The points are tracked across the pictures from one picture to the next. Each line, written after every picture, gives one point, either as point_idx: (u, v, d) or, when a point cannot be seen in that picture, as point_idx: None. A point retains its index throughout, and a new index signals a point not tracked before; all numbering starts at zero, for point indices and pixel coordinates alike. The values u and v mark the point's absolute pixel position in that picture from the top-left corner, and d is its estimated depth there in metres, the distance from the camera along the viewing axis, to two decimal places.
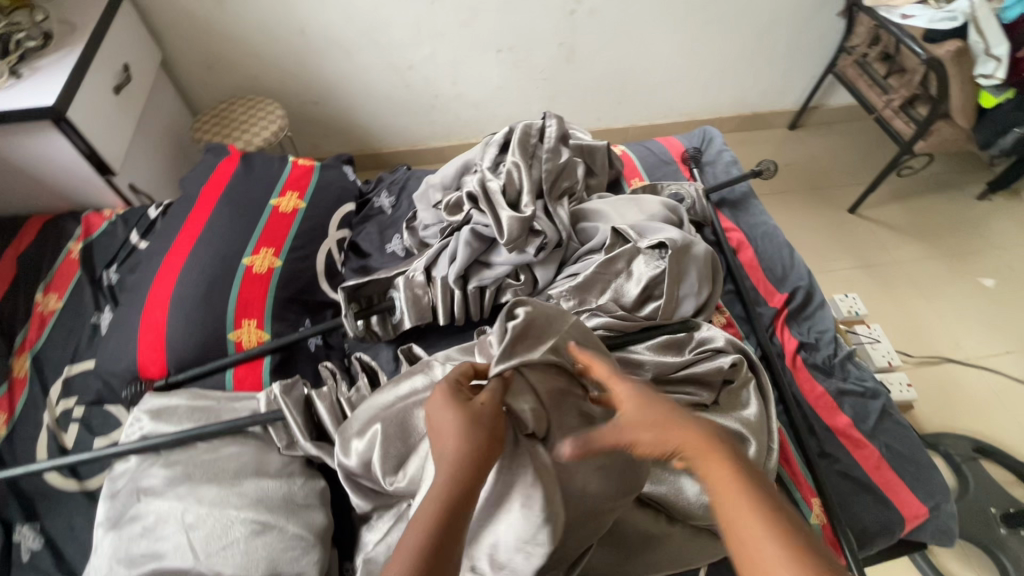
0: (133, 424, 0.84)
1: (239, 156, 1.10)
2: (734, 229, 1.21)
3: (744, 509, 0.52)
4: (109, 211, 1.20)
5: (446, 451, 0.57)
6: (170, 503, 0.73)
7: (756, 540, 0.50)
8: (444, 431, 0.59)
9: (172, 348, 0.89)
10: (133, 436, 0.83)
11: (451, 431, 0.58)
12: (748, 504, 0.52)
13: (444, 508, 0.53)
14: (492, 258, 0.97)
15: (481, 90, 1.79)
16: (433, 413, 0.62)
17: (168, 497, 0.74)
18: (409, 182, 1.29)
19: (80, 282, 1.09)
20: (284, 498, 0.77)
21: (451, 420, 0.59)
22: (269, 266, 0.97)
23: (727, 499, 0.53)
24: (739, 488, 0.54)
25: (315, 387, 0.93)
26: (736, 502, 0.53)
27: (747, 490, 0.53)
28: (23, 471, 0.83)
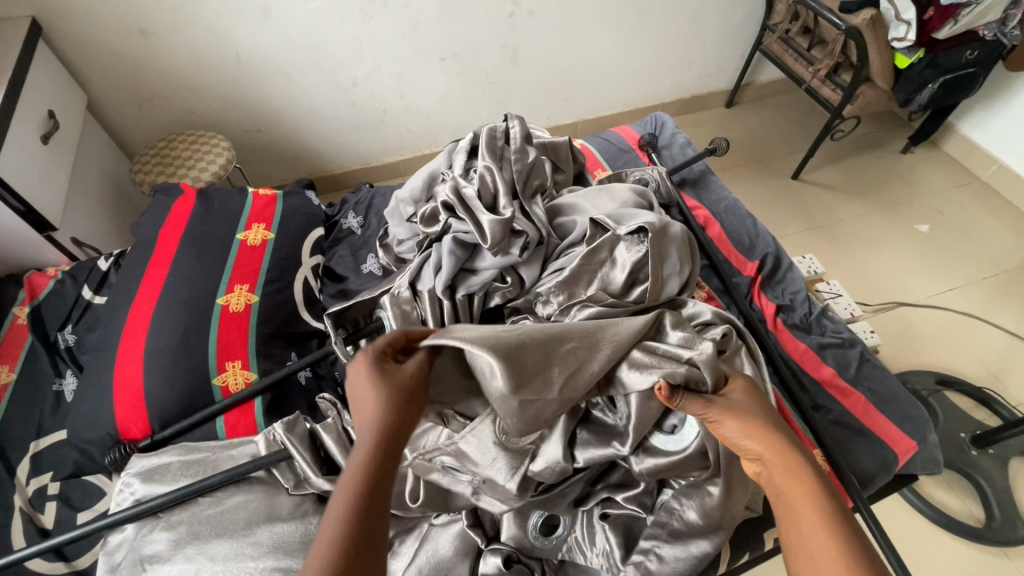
0: (122, 491, 0.78)
1: (195, 193, 1.05)
2: (699, 206, 1.26)
3: (815, 527, 0.50)
4: (53, 269, 1.12)
5: (367, 419, 0.52)
6: (181, 566, 0.69)
7: (821, 552, 0.48)
8: (369, 396, 0.54)
9: (153, 404, 0.83)
10: (124, 504, 0.77)
11: (374, 397, 0.54)
12: (821, 522, 0.49)
13: (365, 480, 0.48)
14: (477, 264, 0.96)
15: (430, 100, 1.78)
16: (354, 383, 0.57)
17: (178, 560, 0.69)
18: (375, 200, 1.27)
19: (33, 349, 1.00)
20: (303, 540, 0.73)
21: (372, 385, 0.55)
22: (246, 303, 0.93)
23: (801, 511, 0.51)
24: (815, 503, 0.51)
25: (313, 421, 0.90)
26: (809, 517, 0.50)
27: (835, 521, 0.50)
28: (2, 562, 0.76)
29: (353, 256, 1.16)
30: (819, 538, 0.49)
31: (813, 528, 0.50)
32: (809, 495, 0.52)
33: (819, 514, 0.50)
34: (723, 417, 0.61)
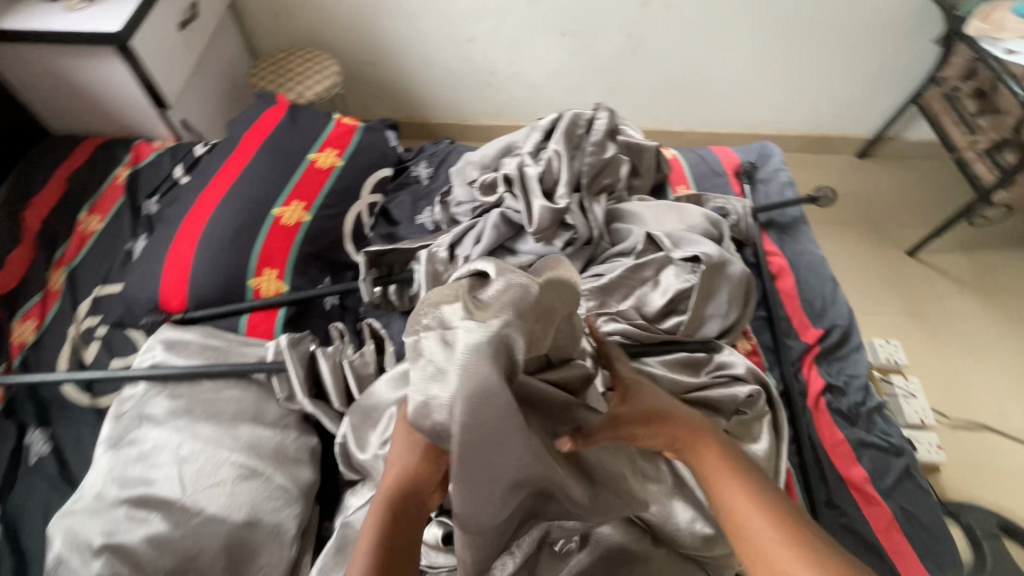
0: (147, 352, 0.86)
1: (287, 106, 1.10)
2: (778, 253, 1.14)
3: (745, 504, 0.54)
4: (159, 143, 1.24)
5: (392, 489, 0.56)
6: (168, 434, 0.76)
7: (746, 507, 0.54)
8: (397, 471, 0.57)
9: (194, 285, 0.91)
10: (144, 364, 0.85)
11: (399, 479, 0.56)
12: (748, 497, 0.55)
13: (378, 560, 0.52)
14: (518, 246, 0.94)
15: (540, 73, 1.75)
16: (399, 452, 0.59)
17: (168, 428, 0.77)
18: (449, 156, 1.28)
19: (122, 208, 1.12)
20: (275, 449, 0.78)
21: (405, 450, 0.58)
22: (297, 220, 0.97)
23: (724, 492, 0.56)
24: (730, 468, 0.58)
25: (323, 346, 0.94)
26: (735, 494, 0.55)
27: (749, 479, 0.57)
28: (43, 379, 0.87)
29: (412, 204, 1.19)
30: (756, 514, 0.53)
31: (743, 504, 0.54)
32: (727, 473, 0.58)
33: (742, 490, 0.56)
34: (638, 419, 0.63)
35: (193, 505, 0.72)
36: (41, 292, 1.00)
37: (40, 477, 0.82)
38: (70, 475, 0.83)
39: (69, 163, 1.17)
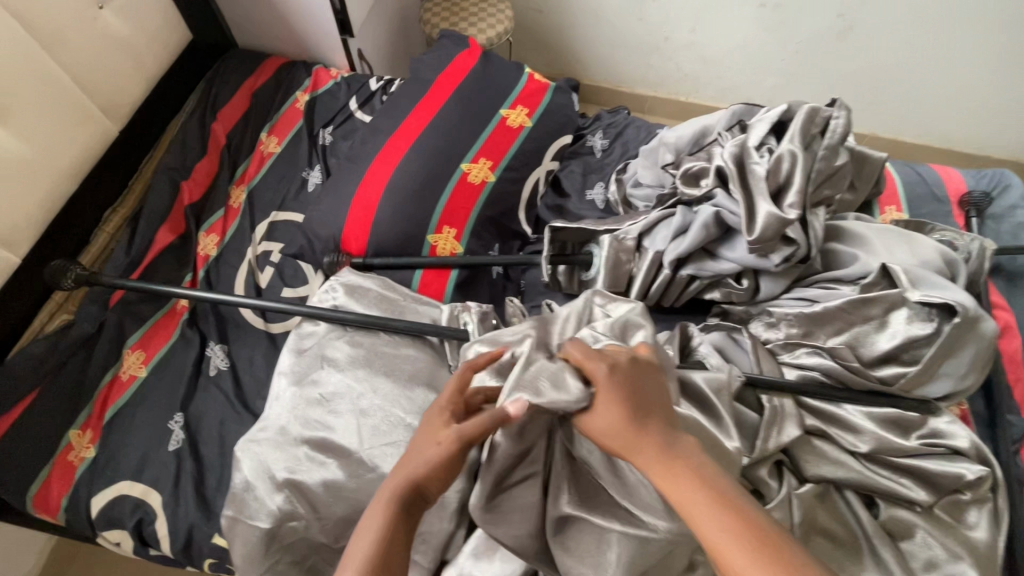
0: (328, 292, 0.85)
1: (480, 51, 1.02)
2: (1004, 308, 0.97)
3: (700, 508, 0.48)
4: (336, 71, 1.21)
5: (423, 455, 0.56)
6: (349, 382, 0.75)
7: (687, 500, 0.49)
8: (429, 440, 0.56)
9: (378, 231, 0.88)
10: (325, 304, 0.84)
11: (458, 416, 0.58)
12: (708, 499, 0.48)
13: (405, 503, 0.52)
14: (722, 250, 0.84)
15: (720, 45, 1.56)
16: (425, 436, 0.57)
17: (348, 375, 0.76)
18: (628, 129, 1.17)
19: (300, 133, 1.12)
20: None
21: (447, 412, 0.58)
22: (483, 179, 0.91)
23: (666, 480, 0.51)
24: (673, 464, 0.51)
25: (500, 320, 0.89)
26: (686, 489, 0.50)
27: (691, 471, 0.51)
28: (224, 300, 0.88)
29: (582, 176, 1.11)
30: (721, 517, 0.47)
31: (699, 499, 0.49)
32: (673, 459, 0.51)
33: (695, 487, 0.49)
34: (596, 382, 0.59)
35: (369, 461, 0.70)
36: (223, 207, 1.02)
37: (218, 392, 0.85)
38: (243, 395, 0.86)
39: (253, 80, 1.17)
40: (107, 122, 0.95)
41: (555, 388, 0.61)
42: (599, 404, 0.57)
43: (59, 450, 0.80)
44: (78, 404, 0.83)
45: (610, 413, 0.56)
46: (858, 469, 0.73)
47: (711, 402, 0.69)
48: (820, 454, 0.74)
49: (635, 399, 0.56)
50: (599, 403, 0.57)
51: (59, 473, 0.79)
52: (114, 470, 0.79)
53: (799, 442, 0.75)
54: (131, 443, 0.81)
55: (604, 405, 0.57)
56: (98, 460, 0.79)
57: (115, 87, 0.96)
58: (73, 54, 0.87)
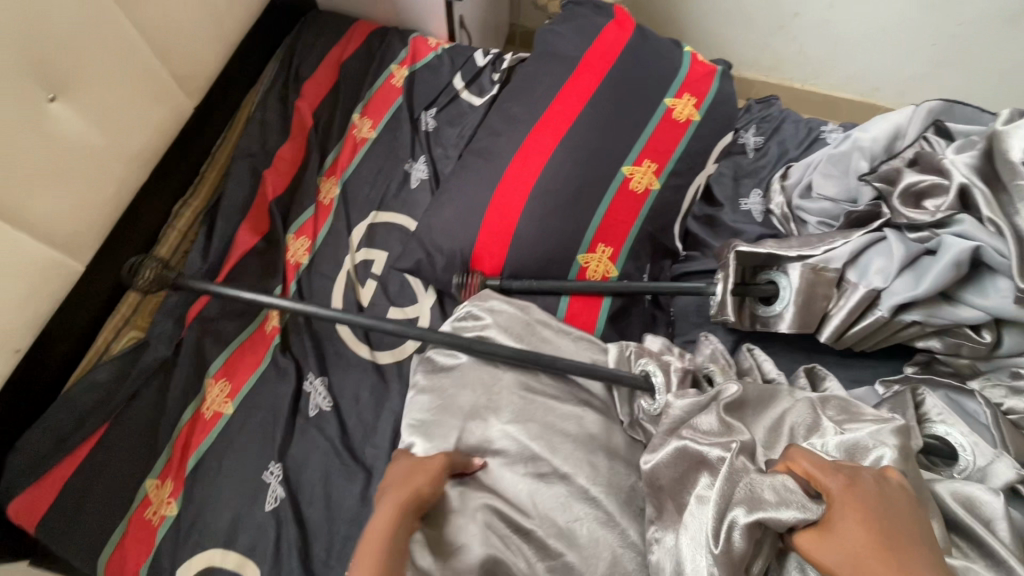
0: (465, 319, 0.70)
1: (632, 23, 0.82)
2: None
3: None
4: (436, 41, 1.02)
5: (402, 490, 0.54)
6: (515, 437, 0.60)
7: None
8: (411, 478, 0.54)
9: (520, 247, 0.72)
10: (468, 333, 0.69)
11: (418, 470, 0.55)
12: None
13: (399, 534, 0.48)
14: (963, 295, 0.67)
15: (860, 26, 1.34)
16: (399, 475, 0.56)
17: (512, 429, 0.61)
18: (786, 124, 0.97)
19: (398, 114, 0.94)
20: (621, 499, 0.57)
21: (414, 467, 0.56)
22: (646, 188, 0.74)
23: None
24: None
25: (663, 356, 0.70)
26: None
27: None
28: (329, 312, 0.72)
29: (733, 181, 0.93)
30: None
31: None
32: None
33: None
34: (832, 497, 0.44)
35: (549, 545, 0.55)
36: (313, 204, 0.86)
37: (322, 438, 0.70)
38: (349, 441, 0.70)
39: (341, 49, 0.99)
40: (183, 97, 0.79)
41: (775, 494, 0.47)
42: (838, 528, 0.42)
43: (135, 504, 0.66)
44: (155, 447, 0.68)
45: (855, 542, 0.41)
46: None
47: (981, 536, 0.51)
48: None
49: (889, 530, 0.41)
50: (838, 525, 0.42)
51: (136, 530, 0.65)
52: (201, 533, 0.65)
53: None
54: (220, 499, 0.66)
55: (843, 531, 0.42)
56: (182, 519, 0.66)
57: (194, 53, 0.79)
58: (148, 10, 0.70)
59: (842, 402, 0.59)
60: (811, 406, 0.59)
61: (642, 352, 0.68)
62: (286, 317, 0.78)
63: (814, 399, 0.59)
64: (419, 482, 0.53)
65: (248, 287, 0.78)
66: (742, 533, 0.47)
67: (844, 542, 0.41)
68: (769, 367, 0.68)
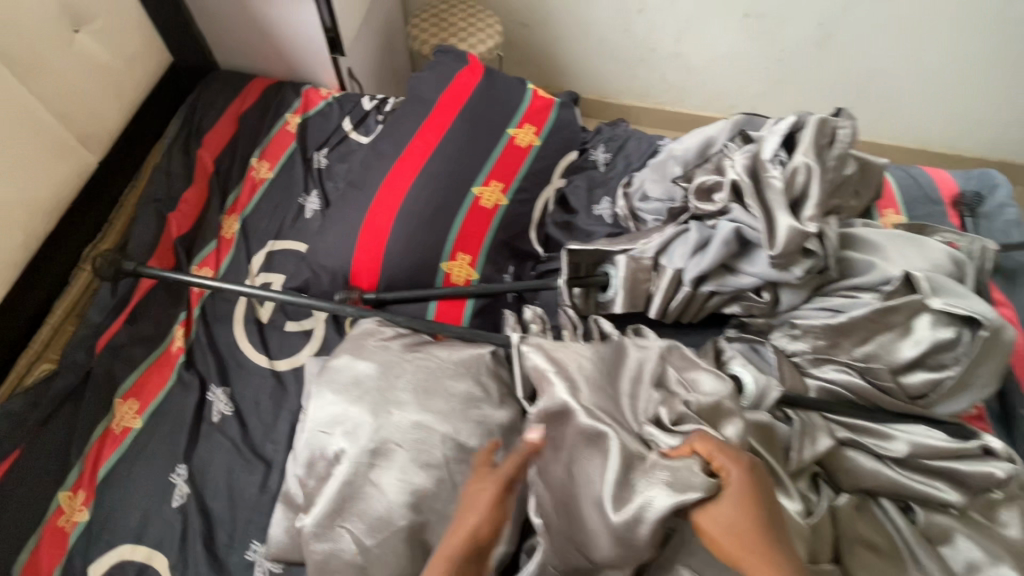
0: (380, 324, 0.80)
1: (481, 68, 0.99)
2: (1007, 304, 1.00)
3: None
4: (327, 91, 1.17)
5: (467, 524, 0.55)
6: (430, 376, 0.71)
7: None
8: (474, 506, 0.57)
9: (391, 261, 0.84)
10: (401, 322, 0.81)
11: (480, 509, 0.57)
12: None
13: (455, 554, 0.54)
14: (742, 266, 0.83)
15: (704, 56, 1.59)
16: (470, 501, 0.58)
17: (435, 368, 0.72)
18: (629, 141, 1.16)
19: (292, 158, 1.06)
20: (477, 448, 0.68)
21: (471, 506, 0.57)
22: (495, 203, 0.89)
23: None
24: None
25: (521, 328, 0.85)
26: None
27: None
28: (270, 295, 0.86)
29: (588, 192, 1.09)
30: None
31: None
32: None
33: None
34: (734, 485, 0.52)
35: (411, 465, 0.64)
36: (216, 239, 0.97)
37: (224, 440, 0.79)
38: (251, 439, 0.80)
39: (239, 104, 1.12)
40: (86, 152, 0.89)
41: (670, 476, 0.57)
42: (726, 505, 0.51)
43: (47, 516, 0.73)
44: (67, 464, 0.76)
45: (733, 521, 0.50)
46: (897, 479, 0.74)
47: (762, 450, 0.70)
48: (867, 466, 0.74)
49: (768, 522, 0.50)
50: (729, 507, 0.51)
51: (50, 540, 0.72)
52: (112, 533, 0.72)
53: (845, 455, 0.75)
54: (130, 502, 0.74)
55: (726, 506, 0.51)
56: (94, 523, 0.73)
57: (94, 115, 0.90)
58: (47, 82, 0.82)
59: (682, 356, 0.74)
60: (659, 358, 0.73)
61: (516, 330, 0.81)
62: (190, 338, 0.87)
63: (664, 351, 0.74)
64: (469, 521, 0.56)
65: (165, 302, 0.90)
66: (648, 524, 0.56)
67: (728, 524, 0.51)
68: (609, 328, 0.84)
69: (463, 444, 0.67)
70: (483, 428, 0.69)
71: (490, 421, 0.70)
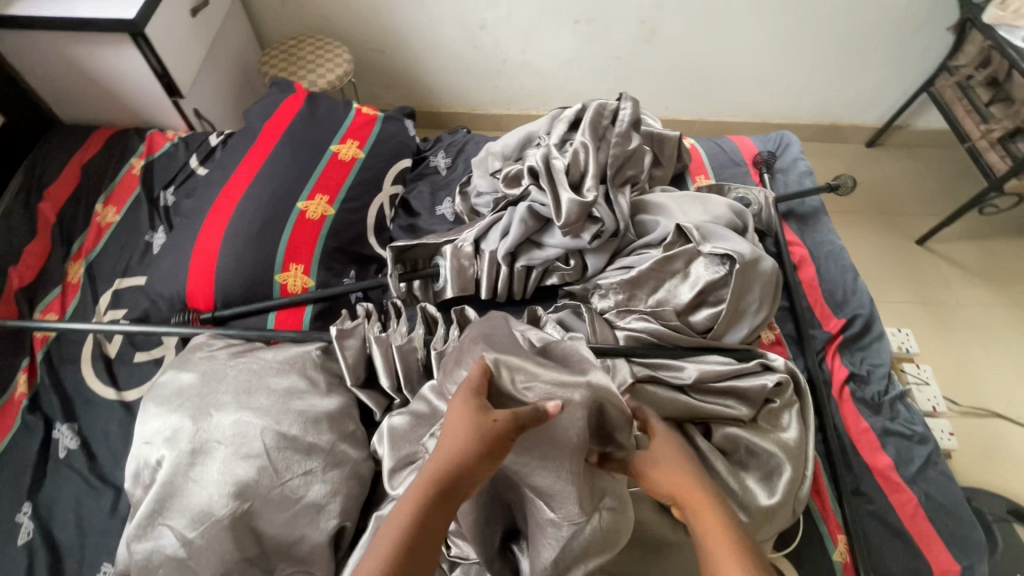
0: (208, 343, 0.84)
1: (305, 95, 1.08)
2: (799, 243, 1.15)
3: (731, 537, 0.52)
4: (172, 133, 1.22)
5: (453, 454, 0.52)
6: (252, 377, 0.77)
7: (715, 530, 0.53)
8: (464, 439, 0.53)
9: (222, 280, 0.90)
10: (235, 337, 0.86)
11: (457, 426, 0.54)
12: (730, 534, 0.53)
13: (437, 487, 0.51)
14: (545, 239, 0.95)
15: (552, 61, 1.73)
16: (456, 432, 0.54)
17: (259, 369, 0.78)
18: (467, 145, 1.26)
19: (138, 200, 1.11)
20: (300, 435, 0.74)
21: (469, 426, 0.54)
22: (322, 214, 0.96)
23: (697, 511, 0.56)
24: (715, 507, 0.56)
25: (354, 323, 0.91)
26: (707, 511, 0.56)
27: (726, 517, 0.55)
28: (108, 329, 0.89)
29: (431, 194, 1.17)
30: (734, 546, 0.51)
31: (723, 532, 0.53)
32: (710, 499, 0.57)
33: (719, 515, 0.55)
34: (658, 432, 0.68)
35: (229, 459, 0.69)
36: (60, 285, 0.99)
37: (71, 473, 0.81)
38: (99, 469, 0.83)
39: (82, 155, 1.15)
40: None
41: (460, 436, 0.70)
42: (654, 446, 0.66)
43: None
44: None
45: (663, 454, 0.64)
46: (692, 403, 0.83)
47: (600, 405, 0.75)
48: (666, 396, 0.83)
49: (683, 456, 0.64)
50: (655, 445, 0.66)
51: None
52: None
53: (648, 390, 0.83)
54: None
55: (657, 452, 0.65)
56: None
57: None
58: None
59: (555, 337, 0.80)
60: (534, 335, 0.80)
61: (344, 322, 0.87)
62: (35, 384, 0.90)
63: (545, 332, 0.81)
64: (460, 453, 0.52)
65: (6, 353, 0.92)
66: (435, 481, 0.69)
67: (659, 454, 0.65)
68: (433, 310, 0.92)
69: (284, 432, 0.73)
70: (305, 416, 0.75)
71: (314, 409, 0.77)
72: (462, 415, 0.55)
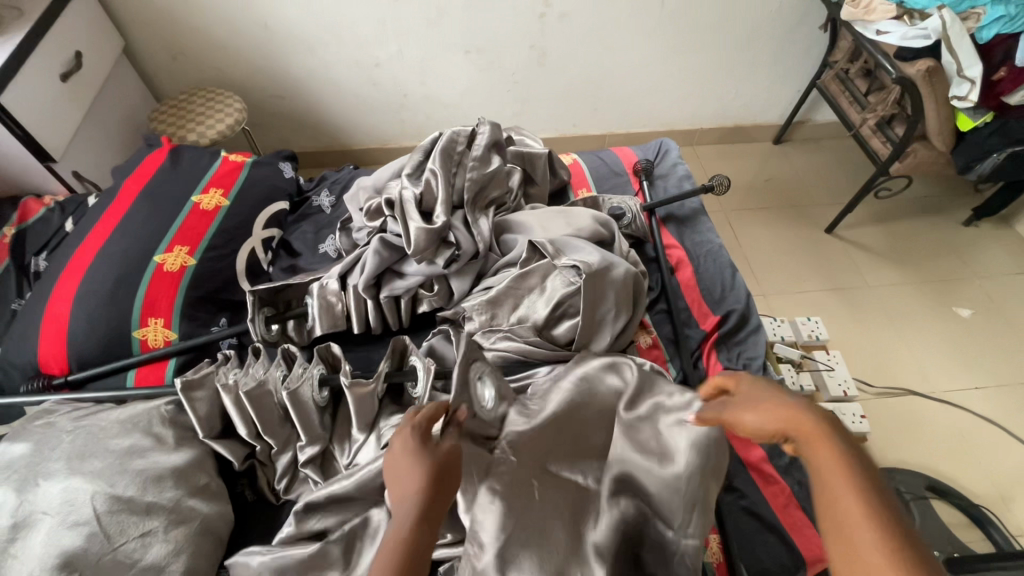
0: (47, 410, 0.82)
1: (169, 149, 1.11)
2: (677, 245, 1.18)
3: (849, 495, 0.45)
4: (48, 198, 1.21)
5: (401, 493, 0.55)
6: (88, 442, 0.74)
7: (847, 512, 0.44)
8: (404, 470, 0.56)
9: (74, 343, 0.88)
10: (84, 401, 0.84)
11: (410, 462, 0.57)
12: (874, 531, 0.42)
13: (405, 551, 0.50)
14: (405, 268, 0.96)
15: (452, 92, 1.78)
16: (395, 461, 0.58)
17: (97, 433, 0.76)
18: (351, 182, 1.26)
19: (7, 270, 1.10)
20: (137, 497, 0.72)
21: (405, 458, 0.58)
22: (181, 265, 0.96)
23: (831, 467, 0.47)
24: (846, 475, 0.46)
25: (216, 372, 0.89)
26: (833, 463, 0.47)
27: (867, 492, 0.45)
28: None
29: (315, 234, 1.16)
30: (843, 524, 0.44)
31: (850, 502, 0.44)
32: (834, 442, 0.49)
33: (852, 485, 0.45)
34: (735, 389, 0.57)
35: (53, 531, 0.67)
36: None
37: None
38: None
39: None
40: None
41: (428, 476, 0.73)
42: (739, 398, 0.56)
43: None
44: None
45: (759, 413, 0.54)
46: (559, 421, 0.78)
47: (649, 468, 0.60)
48: (586, 428, 0.74)
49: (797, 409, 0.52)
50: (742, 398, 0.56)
51: None
52: None
53: (570, 422, 0.74)
54: None
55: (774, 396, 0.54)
56: None
57: None
58: None
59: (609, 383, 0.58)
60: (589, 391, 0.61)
61: (198, 370, 0.85)
62: None
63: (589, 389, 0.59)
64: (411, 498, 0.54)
65: None
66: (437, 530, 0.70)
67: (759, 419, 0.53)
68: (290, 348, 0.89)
69: (119, 495, 0.70)
70: (144, 475, 0.73)
71: (156, 466, 0.75)
72: (399, 453, 0.58)
